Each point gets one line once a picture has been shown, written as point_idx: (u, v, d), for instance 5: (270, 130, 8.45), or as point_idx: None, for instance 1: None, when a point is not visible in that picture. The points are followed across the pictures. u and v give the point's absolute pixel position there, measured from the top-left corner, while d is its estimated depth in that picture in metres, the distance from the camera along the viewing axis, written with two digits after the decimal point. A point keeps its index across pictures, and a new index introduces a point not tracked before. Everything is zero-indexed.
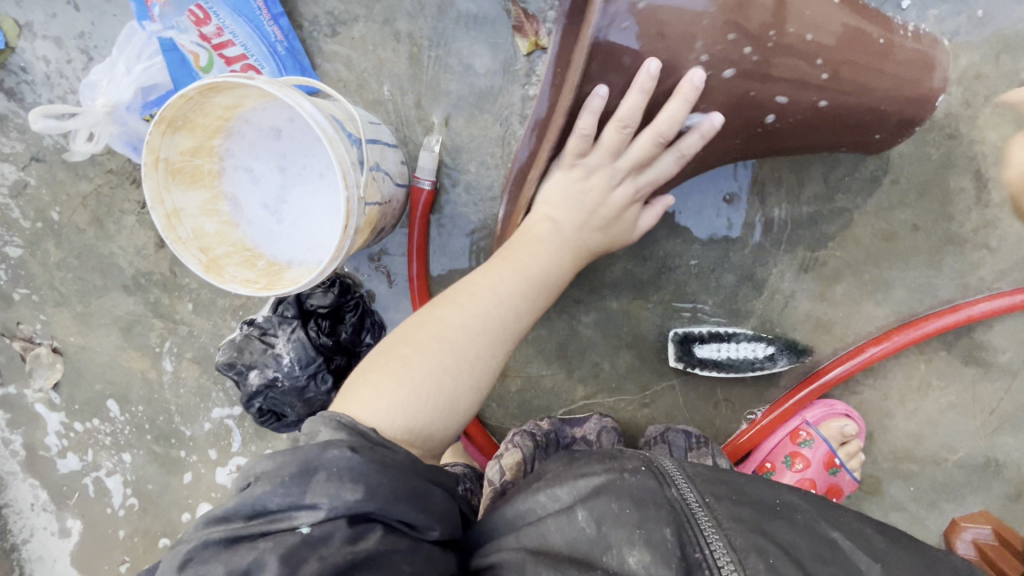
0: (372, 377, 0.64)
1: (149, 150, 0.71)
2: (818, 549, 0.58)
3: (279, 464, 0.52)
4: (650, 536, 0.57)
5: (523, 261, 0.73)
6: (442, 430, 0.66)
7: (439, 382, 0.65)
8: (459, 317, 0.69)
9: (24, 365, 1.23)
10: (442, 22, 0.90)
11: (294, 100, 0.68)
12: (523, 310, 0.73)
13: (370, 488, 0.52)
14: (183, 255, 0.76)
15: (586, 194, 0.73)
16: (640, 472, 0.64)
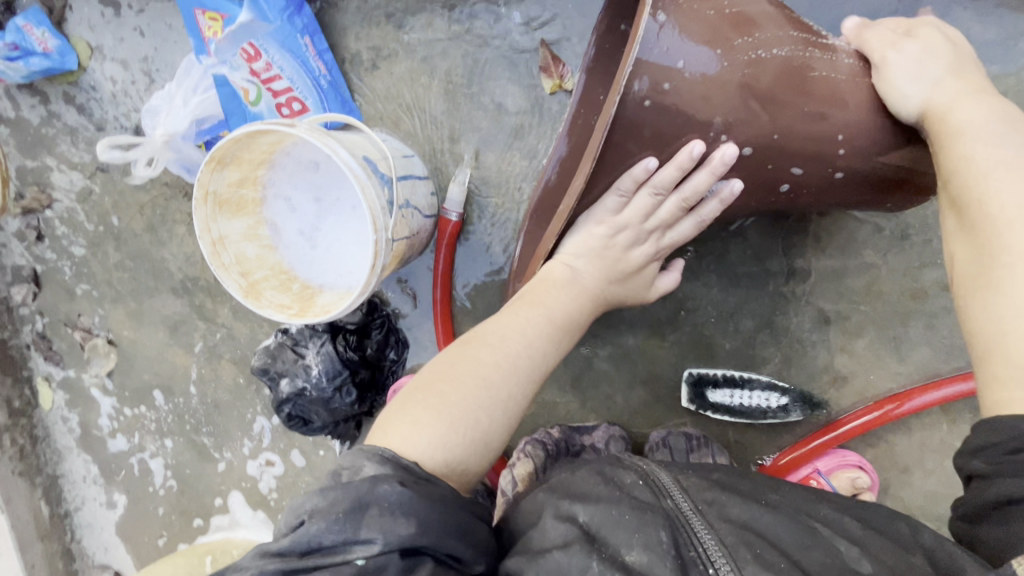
0: (412, 411, 0.64)
1: (200, 184, 0.77)
2: (798, 535, 0.58)
3: (333, 500, 0.53)
4: (647, 538, 0.58)
5: (552, 307, 0.75)
6: (477, 467, 0.66)
7: (473, 419, 0.65)
8: (490, 354, 0.70)
9: (83, 352, 1.34)
10: (478, 61, 0.94)
11: (333, 150, 0.73)
12: (547, 351, 0.74)
13: (422, 522, 0.53)
14: (224, 280, 0.82)
15: (606, 248, 0.75)
16: (638, 485, 0.65)
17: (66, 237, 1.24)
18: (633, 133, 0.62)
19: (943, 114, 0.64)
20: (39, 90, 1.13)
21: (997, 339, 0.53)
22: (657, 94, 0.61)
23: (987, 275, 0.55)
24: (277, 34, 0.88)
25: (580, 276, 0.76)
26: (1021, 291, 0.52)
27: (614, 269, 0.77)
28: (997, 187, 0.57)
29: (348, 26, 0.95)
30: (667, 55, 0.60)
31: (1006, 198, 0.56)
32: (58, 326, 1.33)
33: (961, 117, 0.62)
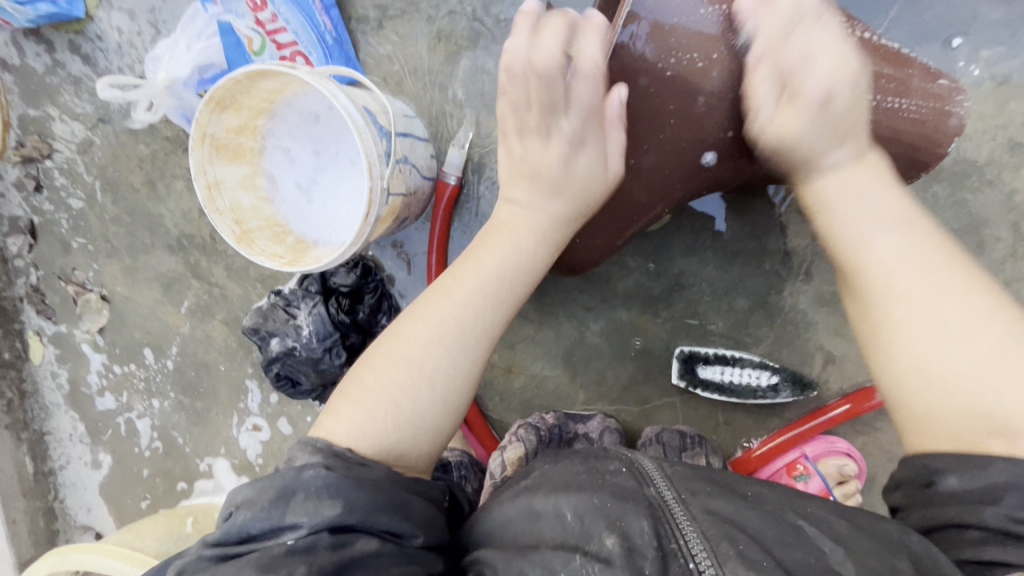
0: (336, 406, 0.65)
1: (198, 125, 0.76)
2: (781, 533, 0.56)
3: (259, 491, 0.55)
4: (629, 527, 0.58)
5: (492, 269, 0.72)
6: (421, 446, 0.65)
7: (396, 401, 0.64)
8: (412, 329, 0.68)
9: (75, 307, 1.34)
10: (483, 24, 0.93)
11: (332, 94, 0.72)
12: (482, 310, 0.70)
13: (348, 501, 0.55)
14: (217, 225, 0.81)
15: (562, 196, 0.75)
16: (620, 473, 0.65)
17: (64, 189, 1.24)
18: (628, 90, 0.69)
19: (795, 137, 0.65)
20: (45, 38, 1.13)
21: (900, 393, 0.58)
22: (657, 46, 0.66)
23: (879, 344, 0.60)
24: None
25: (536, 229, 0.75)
26: (917, 353, 0.56)
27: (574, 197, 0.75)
28: (869, 251, 0.61)
29: None
30: (668, 6, 0.64)
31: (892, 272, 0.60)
32: (52, 279, 1.33)
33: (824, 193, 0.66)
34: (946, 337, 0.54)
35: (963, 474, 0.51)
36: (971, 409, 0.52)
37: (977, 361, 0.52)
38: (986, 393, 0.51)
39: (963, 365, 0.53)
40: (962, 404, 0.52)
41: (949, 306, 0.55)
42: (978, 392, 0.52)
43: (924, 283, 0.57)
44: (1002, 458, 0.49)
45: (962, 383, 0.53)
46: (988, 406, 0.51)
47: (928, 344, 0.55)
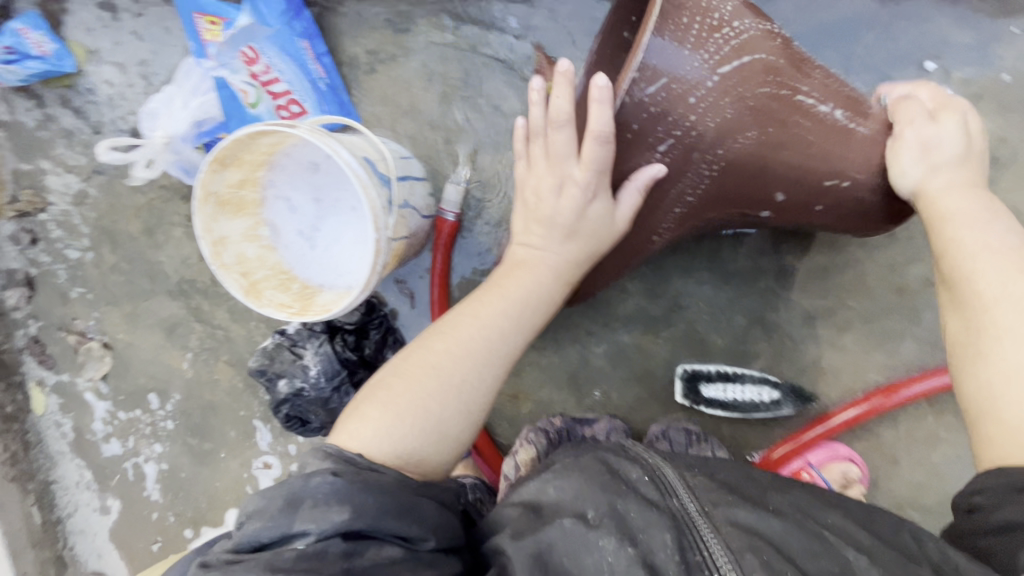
0: (364, 405, 0.66)
1: (201, 185, 0.77)
2: (809, 543, 0.59)
3: (269, 500, 0.55)
4: (654, 539, 0.61)
5: (516, 293, 0.75)
6: (441, 456, 0.67)
7: (423, 406, 0.66)
8: (442, 343, 0.71)
9: (77, 356, 1.34)
10: (474, 65, 0.96)
11: (335, 151, 0.74)
12: (509, 333, 0.73)
13: (356, 508, 0.54)
14: (224, 279, 0.82)
15: (555, 212, 0.74)
16: (643, 482, 0.67)
17: (61, 241, 1.24)
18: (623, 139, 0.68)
19: (935, 197, 0.68)
20: (36, 94, 1.14)
21: (992, 415, 0.57)
22: (657, 96, 0.65)
23: (989, 328, 0.59)
24: (276, 38, 0.90)
25: (550, 254, 0.76)
26: (1009, 356, 0.57)
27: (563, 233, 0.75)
28: (959, 246, 0.64)
29: (346, 28, 0.97)
30: (666, 57, 0.63)
31: (977, 261, 0.62)
32: (52, 330, 1.33)
33: (947, 205, 0.67)
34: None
35: None
36: None
37: None
38: None
39: None
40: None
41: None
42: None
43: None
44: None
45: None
46: None
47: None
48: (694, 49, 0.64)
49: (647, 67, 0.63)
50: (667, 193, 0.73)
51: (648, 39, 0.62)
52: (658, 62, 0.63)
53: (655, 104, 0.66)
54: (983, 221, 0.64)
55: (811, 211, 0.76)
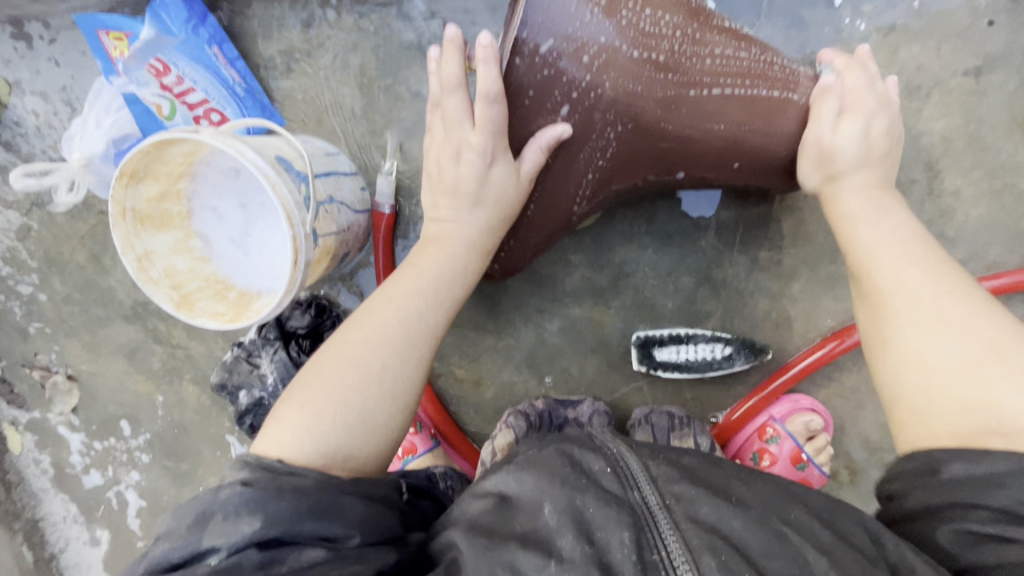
0: (282, 407, 0.65)
1: (115, 201, 0.77)
2: (766, 542, 0.57)
3: (179, 518, 0.55)
4: (608, 538, 0.57)
5: (430, 270, 0.75)
6: (370, 447, 0.65)
7: (344, 399, 0.64)
8: (359, 333, 0.69)
9: (44, 392, 1.34)
10: (389, 53, 0.95)
11: (239, 150, 0.73)
12: (426, 310, 0.73)
13: (269, 516, 0.53)
14: (154, 294, 0.82)
15: (459, 179, 0.75)
16: (605, 475, 0.64)
17: (12, 277, 1.24)
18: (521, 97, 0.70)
19: (833, 199, 0.75)
20: None
21: (896, 386, 0.63)
22: (551, 53, 0.67)
23: (894, 322, 0.64)
24: (184, 47, 0.89)
25: (460, 225, 0.77)
26: (911, 342, 0.62)
27: (469, 203, 0.76)
28: (877, 258, 0.68)
29: (257, 31, 0.96)
30: (552, 14, 0.65)
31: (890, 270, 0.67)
32: (16, 368, 1.33)
33: (846, 207, 0.73)
34: (931, 329, 0.61)
35: (964, 459, 0.54)
36: (969, 403, 0.56)
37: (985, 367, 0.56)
38: (979, 387, 0.56)
39: (958, 358, 0.58)
40: (960, 406, 0.56)
41: (929, 287, 0.64)
42: (978, 393, 0.55)
43: (939, 293, 0.63)
44: (1004, 452, 0.52)
45: (961, 379, 0.57)
46: (981, 399, 0.55)
47: (932, 357, 0.60)
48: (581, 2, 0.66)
49: (534, 24, 0.66)
50: (577, 156, 0.75)
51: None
52: (544, 19, 0.66)
53: (548, 62, 0.68)
54: (883, 222, 0.70)
55: (715, 165, 0.78)
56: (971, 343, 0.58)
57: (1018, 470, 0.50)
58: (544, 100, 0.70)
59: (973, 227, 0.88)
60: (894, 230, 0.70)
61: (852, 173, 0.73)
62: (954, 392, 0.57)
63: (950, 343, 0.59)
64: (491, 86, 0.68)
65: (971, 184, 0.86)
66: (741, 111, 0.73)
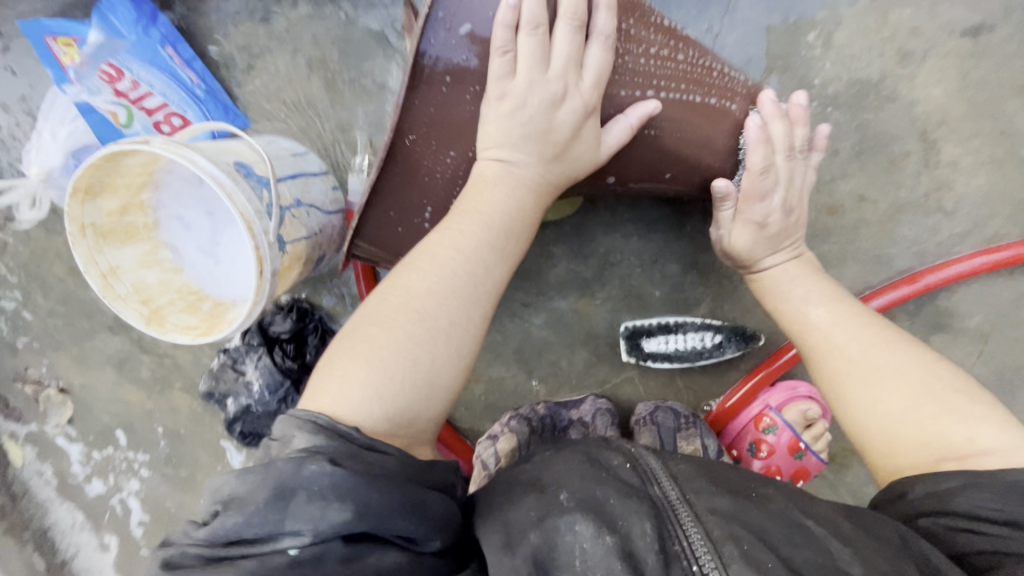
0: (340, 366, 0.57)
1: (72, 219, 0.75)
2: (789, 533, 0.53)
3: (254, 488, 0.48)
4: (631, 529, 0.53)
5: (490, 211, 0.65)
6: (434, 410, 0.60)
7: (412, 358, 0.58)
8: (423, 281, 0.61)
9: (39, 405, 1.34)
10: (351, 44, 0.90)
11: (191, 159, 0.69)
12: (493, 264, 0.64)
13: (360, 505, 0.48)
14: (122, 311, 0.80)
15: (518, 115, 0.63)
16: (624, 467, 0.59)
17: None
18: (435, 97, 0.64)
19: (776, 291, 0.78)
20: None
21: (860, 433, 0.66)
22: (459, 50, 0.62)
23: (840, 382, 0.69)
24: (137, 50, 0.85)
25: (512, 167, 0.66)
26: (861, 396, 0.66)
27: (536, 134, 0.64)
28: (810, 319, 0.74)
29: (213, 27, 0.91)
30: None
31: (827, 333, 0.72)
32: (9, 383, 1.33)
33: (775, 278, 0.79)
34: (871, 381, 0.66)
35: (925, 479, 0.58)
36: (920, 440, 0.61)
37: (917, 408, 0.62)
38: (918, 426, 0.62)
39: (896, 405, 0.64)
40: (913, 443, 0.61)
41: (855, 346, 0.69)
42: (916, 433, 0.61)
43: (864, 348, 0.68)
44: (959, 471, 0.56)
45: (902, 421, 0.63)
46: (925, 436, 0.61)
47: (876, 400, 0.65)
48: None
49: (444, 14, 0.60)
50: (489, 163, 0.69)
51: None
52: (454, 8, 0.60)
53: (462, 46, 0.62)
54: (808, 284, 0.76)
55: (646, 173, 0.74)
56: (908, 391, 0.64)
57: (969, 480, 0.55)
58: (461, 95, 0.64)
59: (972, 198, 0.83)
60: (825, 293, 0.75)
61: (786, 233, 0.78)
62: (905, 433, 0.62)
63: (886, 391, 0.65)
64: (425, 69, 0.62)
65: (970, 153, 0.82)
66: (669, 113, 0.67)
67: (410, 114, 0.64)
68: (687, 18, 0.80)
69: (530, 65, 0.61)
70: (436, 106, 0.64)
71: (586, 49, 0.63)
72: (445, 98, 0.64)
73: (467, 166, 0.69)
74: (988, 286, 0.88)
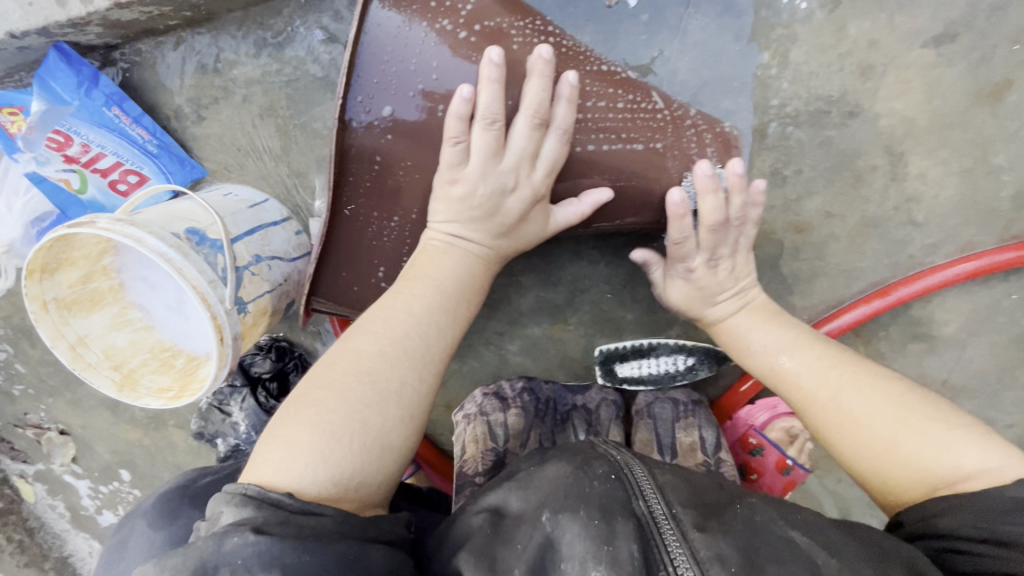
0: (284, 430, 0.56)
1: (31, 297, 0.76)
2: (777, 549, 0.50)
3: (168, 571, 0.46)
4: (612, 553, 0.50)
5: (437, 274, 0.65)
6: (383, 473, 0.59)
7: (362, 420, 0.57)
8: (372, 343, 0.61)
9: (42, 447, 1.38)
10: (299, 88, 0.88)
11: (138, 237, 0.69)
12: (444, 325, 0.64)
13: (289, 567, 0.46)
14: (94, 379, 0.82)
15: (463, 195, 0.62)
16: (608, 479, 0.56)
17: None
18: (367, 172, 0.64)
19: (735, 328, 0.75)
20: None
21: (856, 468, 0.63)
22: (387, 125, 0.62)
23: (824, 428, 0.65)
24: (83, 113, 0.84)
25: (461, 240, 0.65)
26: (848, 440, 0.63)
27: (481, 218, 0.64)
28: (782, 369, 0.69)
29: (158, 80, 0.90)
30: (389, 68, 0.60)
31: (801, 380, 0.68)
32: (12, 427, 1.36)
33: (738, 327, 0.74)
34: (856, 425, 0.62)
35: (946, 497, 0.55)
36: (918, 472, 0.58)
37: (909, 428, 0.60)
38: (919, 448, 0.58)
39: (886, 435, 0.60)
40: (914, 468, 0.58)
41: (827, 380, 0.66)
42: (916, 456, 0.58)
43: (841, 390, 0.64)
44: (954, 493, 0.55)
45: (900, 447, 0.59)
46: (930, 462, 0.57)
47: (854, 460, 0.63)
48: (416, 45, 0.60)
49: (363, 96, 0.61)
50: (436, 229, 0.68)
51: (363, 36, 0.59)
52: (375, 90, 0.61)
53: (388, 126, 0.62)
54: (766, 328, 0.72)
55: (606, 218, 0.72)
56: (890, 410, 0.61)
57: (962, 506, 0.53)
58: (394, 169, 0.65)
59: (943, 209, 0.81)
60: (786, 336, 0.71)
61: (735, 257, 0.73)
62: (901, 467, 0.59)
63: (873, 430, 0.61)
64: (351, 148, 0.63)
65: (939, 163, 0.79)
66: (617, 163, 0.66)
67: (344, 187, 0.65)
68: (636, 44, 0.78)
69: (484, 158, 0.61)
70: (369, 181, 0.65)
71: (542, 143, 0.62)
72: (375, 175, 0.65)
73: (411, 229, 0.69)
74: (964, 293, 0.86)
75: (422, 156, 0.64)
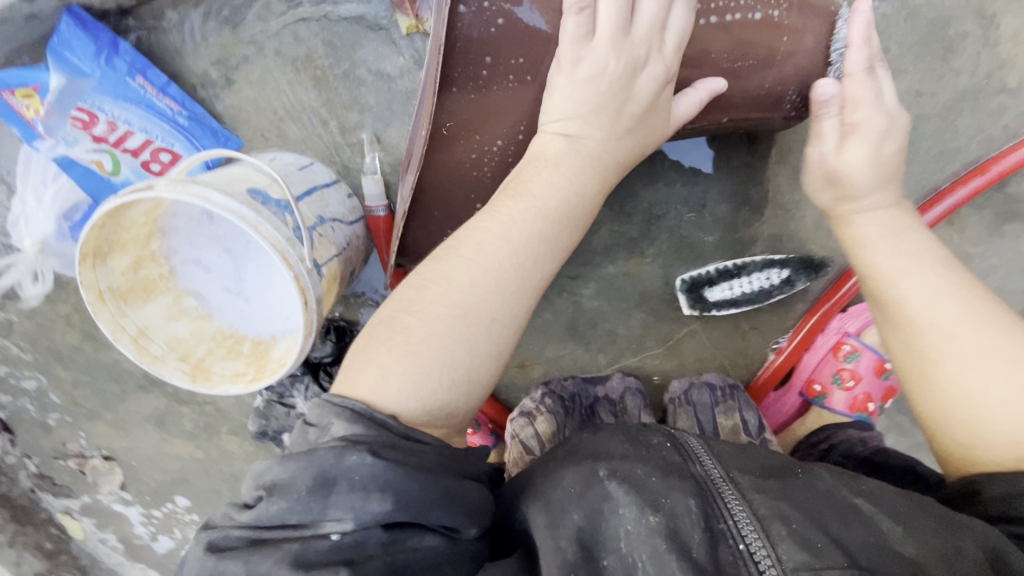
0: (373, 351, 0.53)
1: (86, 286, 0.68)
2: (838, 511, 0.49)
3: (297, 473, 0.46)
4: (673, 506, 0.50)
5: (541, 193, 0.58)
6: (473, 400, 0.56)
7: (452, 352, 0.53)
8: (466, 272, 0.55)
9: (86, 477, 1.29)
10: (339, 33, 0.81)
11: (204, 195, 0.61)
12: (544, 256, 0.58)
13: (399, 496, 0.46)
14: (163, 373, 0.74)
15: (588, 80, 0.57)
16: (665, 447, 0.57)
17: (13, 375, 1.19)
18: (472, 71, 0.57)
19: (846, 222, 0.69)
20: None
21: (940, 415, 0.60)
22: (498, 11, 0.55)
23: (931, 357, 0.60)
24: (105, 86, 0.76)
25: (582, 142, 0.60)
26: (956, 379, 0.58)
27: (609, 108, 0.59)
28: (909, 291, 0.62)
29: (180, 45, 0.82)
30: None
31: (933, 311, 0.60)
32: (49, 462, 1.27)
33: (857, 229, 0.67)
34: (973, 366, 0.57)
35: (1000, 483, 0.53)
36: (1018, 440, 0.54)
37: None
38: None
39: (1006, 394, 0.55)
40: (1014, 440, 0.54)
41: (966, 321, 0.59)
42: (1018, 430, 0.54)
43: (977, 327, 0.58)
44: None
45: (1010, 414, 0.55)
46: None
47: (954, 409, 0.58)
48: None
49: None
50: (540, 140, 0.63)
51: None
52: None
53: (498, 10, 0.55)
54: (898, 244, 0.64)
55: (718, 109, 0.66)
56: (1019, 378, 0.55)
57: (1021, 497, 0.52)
58: (502, 65, 0.58)
59: None
60: (913, 247, 0.64)
61: (867, 198, 0.66)
62: (998, 430, 0.55)
63: (997, 382, 0.56)
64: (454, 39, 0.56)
65: None
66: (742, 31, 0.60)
67: (444, 93, 0.58)
68: None
69: (613, 30, 0.56)
70: (473, 88, 0.58)
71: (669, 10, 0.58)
72: (480, 76, 0.58)
73: (513, 148, 0.63)
74: None
75: (534, 48, 0.58)
